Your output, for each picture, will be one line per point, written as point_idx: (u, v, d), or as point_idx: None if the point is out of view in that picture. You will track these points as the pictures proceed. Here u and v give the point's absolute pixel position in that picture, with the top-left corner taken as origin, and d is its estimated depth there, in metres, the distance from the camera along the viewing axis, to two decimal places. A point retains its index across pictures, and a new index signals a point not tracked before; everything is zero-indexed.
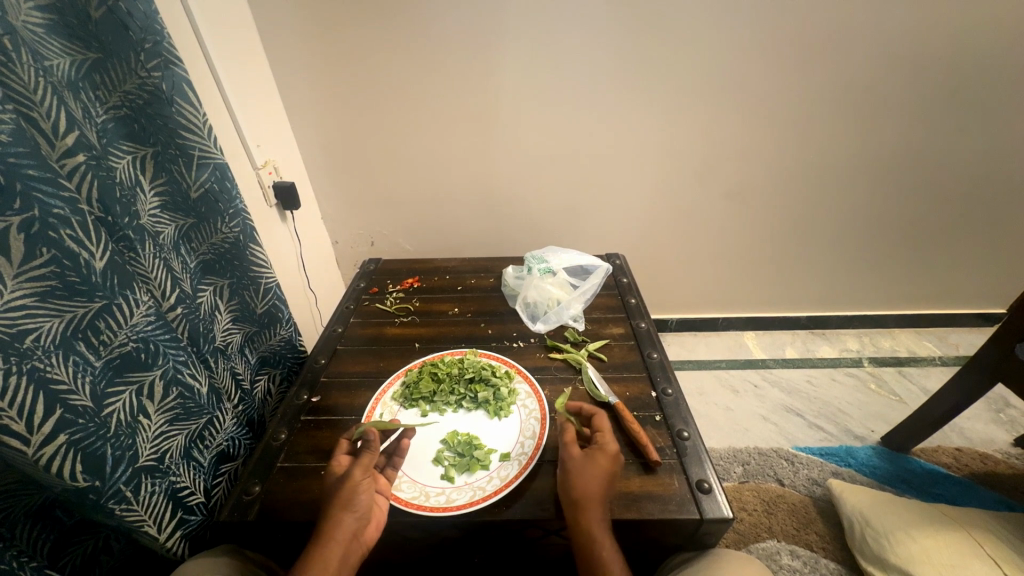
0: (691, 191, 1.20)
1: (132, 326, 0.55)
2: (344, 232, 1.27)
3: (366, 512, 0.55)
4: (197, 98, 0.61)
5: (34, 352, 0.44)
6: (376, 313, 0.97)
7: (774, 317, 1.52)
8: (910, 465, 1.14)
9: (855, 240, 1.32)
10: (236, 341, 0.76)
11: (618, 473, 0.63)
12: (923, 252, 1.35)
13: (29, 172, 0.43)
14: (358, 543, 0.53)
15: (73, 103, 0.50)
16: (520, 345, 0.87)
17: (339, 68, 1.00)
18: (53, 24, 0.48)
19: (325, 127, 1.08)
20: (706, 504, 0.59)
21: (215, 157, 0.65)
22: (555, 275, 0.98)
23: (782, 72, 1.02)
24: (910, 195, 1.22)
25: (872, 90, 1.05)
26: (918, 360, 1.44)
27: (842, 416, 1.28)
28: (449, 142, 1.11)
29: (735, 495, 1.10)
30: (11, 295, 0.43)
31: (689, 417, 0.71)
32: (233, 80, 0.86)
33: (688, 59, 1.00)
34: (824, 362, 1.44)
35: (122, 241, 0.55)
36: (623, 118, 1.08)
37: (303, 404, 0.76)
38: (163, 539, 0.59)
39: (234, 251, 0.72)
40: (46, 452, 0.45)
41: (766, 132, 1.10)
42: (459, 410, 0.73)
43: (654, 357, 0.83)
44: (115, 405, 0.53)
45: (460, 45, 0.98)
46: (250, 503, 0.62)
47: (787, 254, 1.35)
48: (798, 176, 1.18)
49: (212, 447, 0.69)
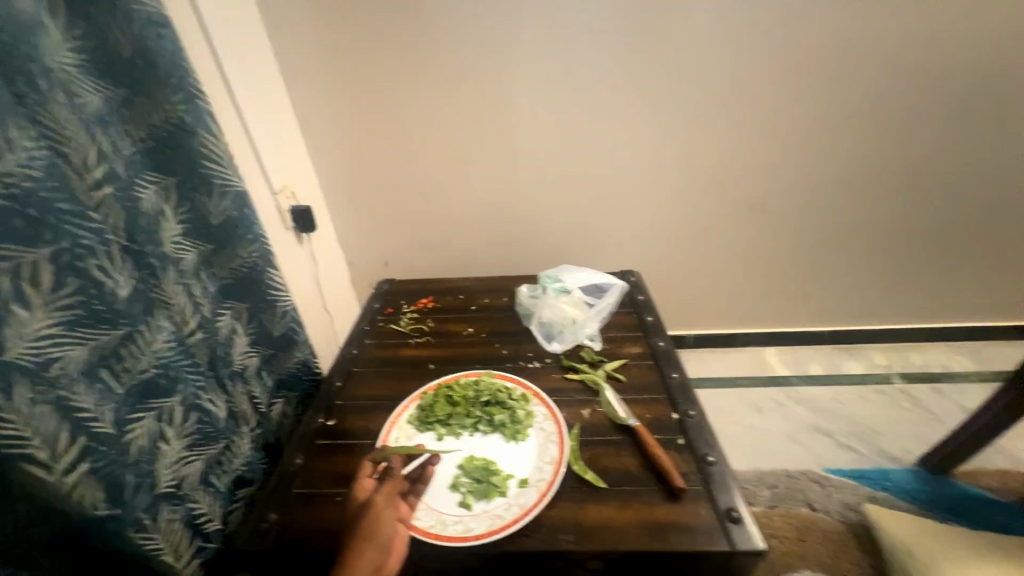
0: (705, 206, 1.19)
1: (154, 352, 0.55)
2: (359, 253, 1.29)
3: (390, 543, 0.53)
4: (219, 128, 0.64)
5: (60, 380, 0.45)
6: (391, 334, 0.97)
7: (797, 333, 1.47)
8: (952, 489, 1.08)
9: (878, 252, 1.28)
10: (254, 364, 0.76)
11: (641, 501, 0.61)
12: (952, 262, 1.30)
13: (60, 206, 0.45)
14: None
15: (104, 137, 0.52)
16: (536, 365, 0.85)
17: (356, 95, 1.03)
18: (86, 65, 0.51)
19: (342, 152, 1.11)
20: (736, 535, 0.57)
21: (235, 185, 0.67)
22: (570, 294, 0.97)
23: (792, 85, 1.02)
24: (934, 204, 1.19)
25: (886, 100, 1.03)
26: (952, 376, 1.37)
27: (874, 436, 1.22)
28: (461, 162, 1.13)
29: (764, 521, 1.05)
30: (40, 325, 0.44)
31: (713, 440, 0.68)
32: (255, 110, 0.89)
33: (698, 75, 1.00)
34: (851, 379, 1.39)
35: (146, 268, 0.57)
36: (633, 135, 1.08)
37: (318, 427, 0.76)
38: (181, 568, 0.58)
39: (252, 275, 0.73)
40: (69, 480, 0.45)
41: (780, 144, 1.09)
42: (475, 434, 0.71)
43: (674, 376, 0.80)
44: (136, 432, 0.53)
45: (472, 70, 1.00)
46: (266, 531, 0.62)
47: (807, 268, 1.32)
48: (815, 188, 1.16)
49: (230, 473, 0.68)
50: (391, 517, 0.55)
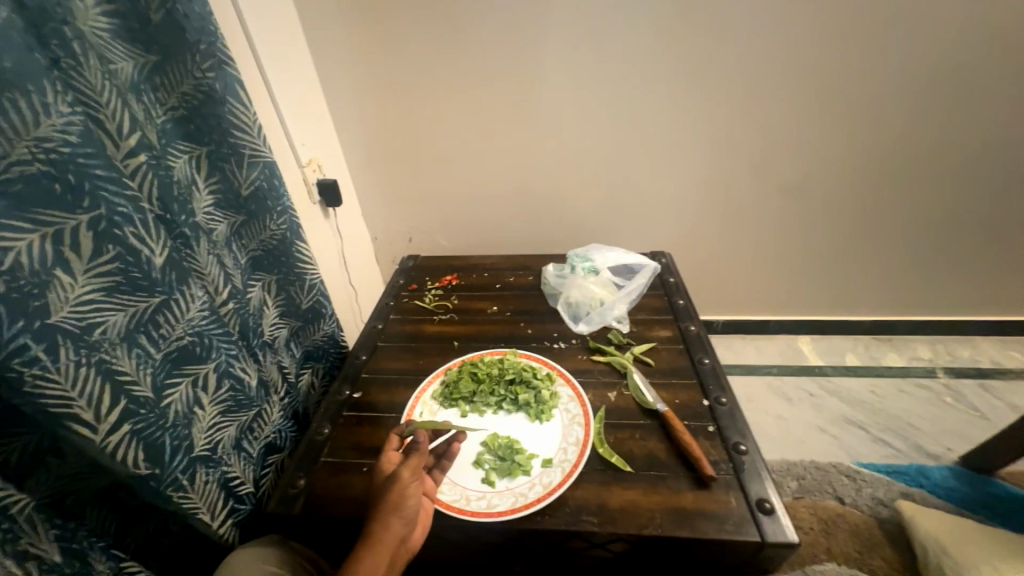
0: (744, 185, 1.13)
1: (188, 320, 0.56)
2: (384, 229, 1.29)
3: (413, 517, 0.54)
4: (247, 97, 0.63)
5: (101, 345, 0.46)
6: (415, 310, 0.97)
7: (834, 321, 1.40)
8: (995, 490, 1.02)
9: (932, 238, 1.19)
10: (283, 335, 0.77)
11: (669, 487, 0.60)
12: (1015, 250, 1.20)
13: (97, 172, 0.45)
14: (404, 547, 0.54)
15: (136, 105, 0.52)
16: (561, 346, 0.84)
17: (381, 65, 1.00)
18: (118, 28, 0.50)
19: (367, 125, 1.09)
20: (767, 526, 0.55)
21: (264, 156, 0.67)
22: (599, 274, 0.94)
23: (851, 53, 0.93)
24: (1001, 188, 1.09)
25: (960, 70, 0.93)
26: (1004, 372, 1.28)
27: (912, 431, 1.17)
28: (488, 137, 1.09)
29: (789, 511, 1.02)
30: (81, 290, 0.45)
31: (746, 429, 0.66)
32: (281, 80, 0.88)
33: (747, 42, 0.92)
34: (891, 371, 1.32)
35: (180, 238, 0.57)
36: (670, 109, 1.02)
37: (345, 399, 0.77)
38: (216, 526, 0.61)
39: (281, 248, 0.73)
40: (112, 440, 0.47)
41: (833, 119, 1.01)
42: (499, 412, 0.71)
43: (705, 362, 0.77)
44: (173, 397, 0.55)
45: (502, 38, 0.95)
46: (295, 496, 0.64)
47: (851, 253, 1.24)
48: (868, 167, 1.07)
49: (261, 439, 0.71)
50: (414, 493, 0.55)
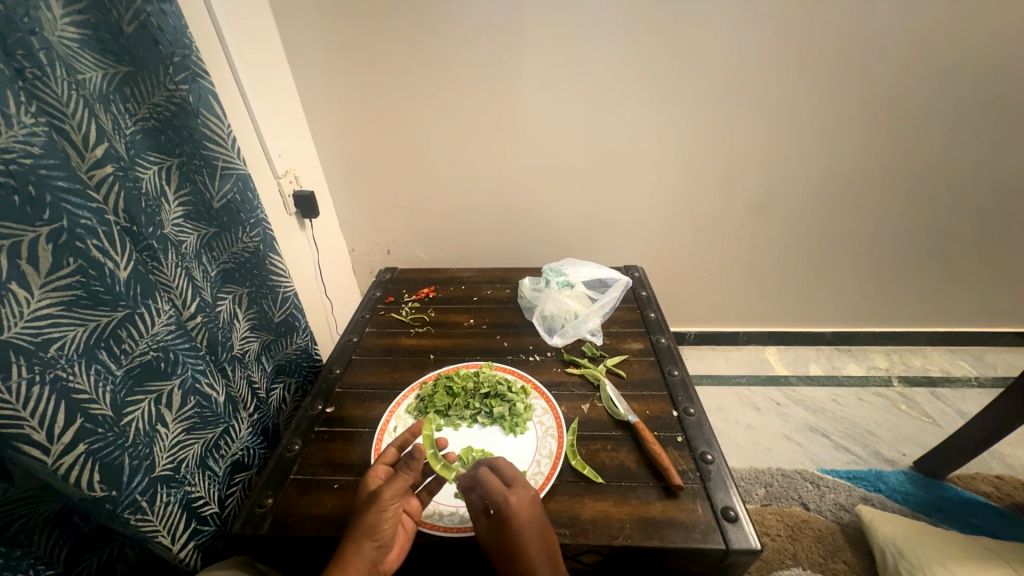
0: (712, 203, 1.18)
1: (153, 335, 0.55)
2: (362, 241, 1.28)
3: (387, 541, 0.53)
4: (221, 109, 0.62)
5: (58, 361, 0.45)
6: (392, 323, 0.97)
7: (798, 333, 1.47)
8: (946, 493, 1.08)
9: (883, 255, 1.27)
10: (253, 349, 0.76)
11: (639, 497, 0.61)
12: (959, 266, 1.29)
13: (59, 184, 0.44)
14: (374, 572, 0.52)
15: (103, 115, 0.51)
16: (537, 359, 0.85)
17: (361, 79, 1.01)
18: (87, 39, 0.50)
19: (345, 138, 1.10)
20: (732, 533, 0.57)
21: (238, 168, 0.66)
22: (573, 288, 0.96)
23: (806, 83, 0.99)
24: (944, 209, 1.17)
25: (904, 101, 1.01)
26: (952, 381, 1.37)
27: (871, 438, 1.22)
28: (466, 151, 1.11)
29: (758, 518, 1.05)
30: (38, 304, 0.43)
31: (712, 439, 0.68)
32: (258, 92, 0.88)
33: (711, 69, 0.98)
34: (851, 381, 1.39)
35: (146, 250, 0.56)
36: (641, 130, 1.06)
37: (317, 414, 0.76)
38: (176, 550, 0.59)
39: (254, 260, 0.72)
40: (66, 461, 0.45)
41: (792, 142, 1.07)
42: (474, 425, 0.71)
43: (675, 374, 0.80)
44: (134, 414, 0.53)
45: (480, 57, 0.98)
46: (262, 516, 0.62)
47: (811, 268, 1.31)
48: (824, 188, 1.14)
49: (228, 457, 0.69)
50: (390, 514, 0.54)
